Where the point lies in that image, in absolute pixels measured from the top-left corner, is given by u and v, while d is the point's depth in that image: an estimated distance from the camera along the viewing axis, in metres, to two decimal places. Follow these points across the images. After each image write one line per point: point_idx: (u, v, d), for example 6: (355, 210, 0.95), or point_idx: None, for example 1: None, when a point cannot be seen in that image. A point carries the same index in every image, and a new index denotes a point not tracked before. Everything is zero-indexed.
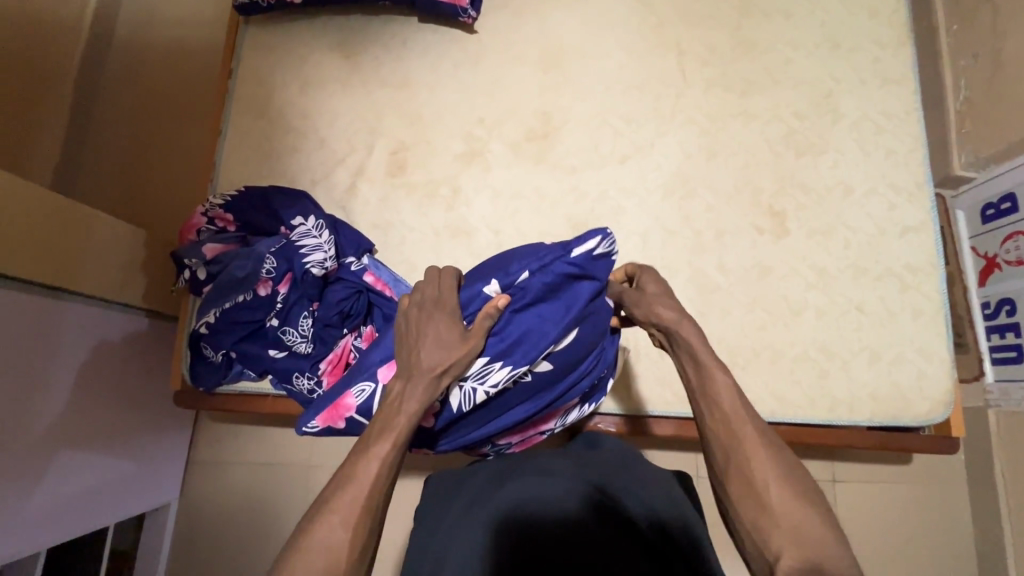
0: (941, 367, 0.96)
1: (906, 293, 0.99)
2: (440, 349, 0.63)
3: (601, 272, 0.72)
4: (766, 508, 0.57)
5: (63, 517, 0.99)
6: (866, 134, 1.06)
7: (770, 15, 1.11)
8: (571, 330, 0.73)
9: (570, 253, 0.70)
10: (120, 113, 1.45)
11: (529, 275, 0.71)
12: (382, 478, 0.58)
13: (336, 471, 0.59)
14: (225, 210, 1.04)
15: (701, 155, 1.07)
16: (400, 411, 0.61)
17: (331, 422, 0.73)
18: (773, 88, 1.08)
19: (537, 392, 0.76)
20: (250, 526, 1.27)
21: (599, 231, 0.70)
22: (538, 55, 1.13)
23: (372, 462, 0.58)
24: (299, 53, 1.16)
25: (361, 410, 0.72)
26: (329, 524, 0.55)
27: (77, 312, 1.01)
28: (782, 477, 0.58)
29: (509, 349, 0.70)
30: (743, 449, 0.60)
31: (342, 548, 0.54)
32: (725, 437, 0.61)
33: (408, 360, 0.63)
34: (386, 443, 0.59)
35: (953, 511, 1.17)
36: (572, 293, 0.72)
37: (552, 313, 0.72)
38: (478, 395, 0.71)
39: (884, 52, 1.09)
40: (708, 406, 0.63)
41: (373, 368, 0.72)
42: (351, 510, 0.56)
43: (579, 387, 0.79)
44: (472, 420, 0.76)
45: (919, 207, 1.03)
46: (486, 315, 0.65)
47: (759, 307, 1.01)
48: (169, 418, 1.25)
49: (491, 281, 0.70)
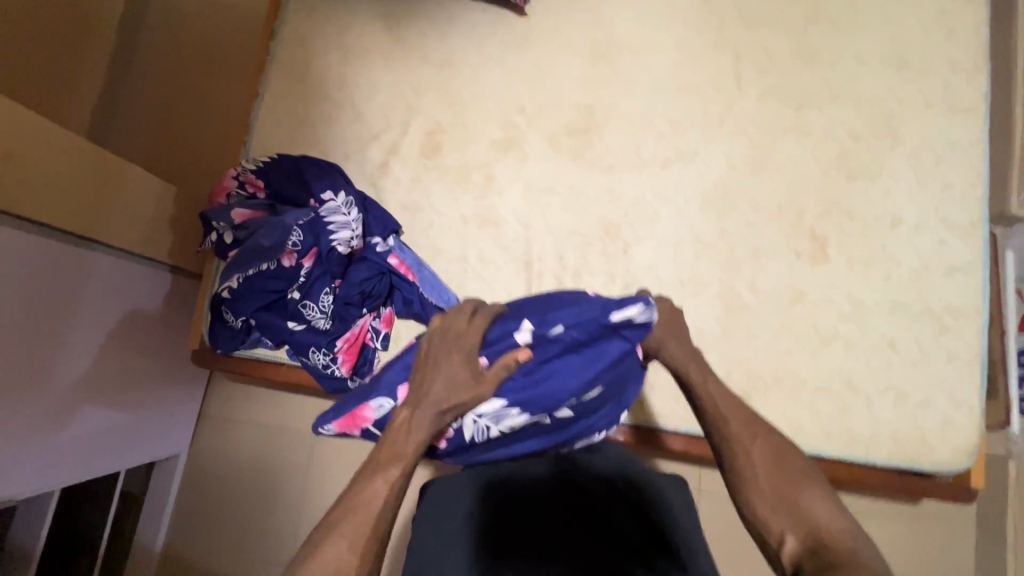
0: (969, 416, 0.93)
1: (943, 336, 0.95)
2: (454, 387, 0.59)
3: (635, 336, 0.64)
4: (758, 485, 0.56)
5: (78, 459, 1.03)
6: (924, 163, 1.00)
7: (838, 25, 1.05)
8: (595, 387, 0.66)
9: (607, 315, 0.62)
10: (157, 63, 1.45)
11: (563, 330, 0.63)
12: (386, 504, 0.57)
13: (344, 490, 0.58)
14: (256, 176, 1.04)
15: (747, 167, 1.03)
16: (407, 440, 0.59)
17: (347, 428, 0.69)
18: (831, 104, 1.03)
19: (550, 432, 0.71)
20: (254, 484, 1.30)
21: (642, 299, 0.62)
22: (589, 46, 1.09)
23: (380, 487, 0.57)
24: (344, 20, 1.13)
25: (378, 423, 0.68)
26: (335, 546, 0.54)
27: (103, 264, 1.02)
28: (771, 451, 0.58)
29: (525, 400, 0.63)
30: (732, 430, 0.59)
31: (346, 572, 0.53)
32: (712, 420, 0.61)
33: (419, 389, 0.60)
34: (393, 470, 0.58)
35: (958, 558, 1.15)
36: (600, 351, 0.65)
37: (577, 367, 0.65)
38: (491, 432, 0.66)
39: (956, 76, 1.02)
40: (694, 395, 0.63)
41: (393, 384, 0.67)
42: (358, 535, 0.55)
43: (593, 429, 0.73)
44: (480, 448, 0.70)
45: (970, 247, 0.97)
46: (504, 363, 0.60)
47: (787, 333, 0.98)
48: (185, 374, 1.27)
49: (523, 326, 0.63)
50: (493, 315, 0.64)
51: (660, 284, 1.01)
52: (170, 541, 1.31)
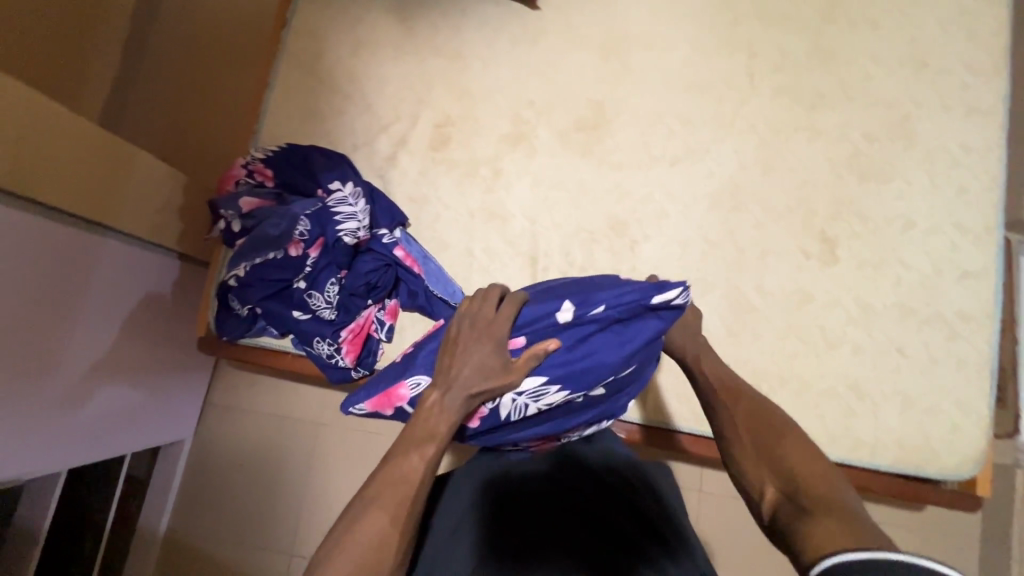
0: (977, 424, 0.92)
1: (953, 342, 0.94)
2: (487, 371, 0.59)
3: (671, 316, 0.65)
4: (742, 442, 0.61)
5: (84, 442, 1.04)
6: (939, 166, 0.99)
7: (855, 24, 1.03)
8: (628, 365, 0.69)
9: (650, 298, 0.63)
10: (170, 51, 1.45)
11: (604, 309, 0.64)
12: (424, 479, 0.59)
13: (381, 466, 0.60)
14: (265, 165, 1.04)
15: (757, 167, 1.01)
16: (440, 420, 0.60)
17: (380, 407, 0.70)
18: (846, 105, 1.01)
19: (575, 412, 0.74)
20: (257, 472, 1.31)
21: (683, 283, 0.63)
22: (600, 41, 1.08)
23: (415, 463, 0.59)
24: (356, 11, 1.13)
25: (412, 402, 0.69)
26: (376, 519, 0.56)
27: (114, 249, 1.03)
28: (758, 415, 0.62)
29: (563, 377, 0.65)
30: (728, 403, 0.65)
31: (388, 542, 0.56)
32: (711, 395, 0.67)
33: (448, 372, 0.61)
34: (427, 449, 0.59)
35: (961, 568, 1.13)
36: (636, 330, 0.66)
37: (614, 345, 0.66)
38: (529, 409, 0.67)
39: (975, 78, 1.00)
40: (697, 379, 0.70)
41: (427, 359, 0.68)
42: (397, 508, 0.57)
43: (611, 410, 0.78)
44: (510, 429, 0.72)
45: (983, 252, 0.96)
46: (532, 354, 0.61)
47: (793, 335, 0.97)
48: (192, 361, 1.28)
49: (563, 307, 0.65)
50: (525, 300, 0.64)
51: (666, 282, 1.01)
52: (173, 525, 1.32)
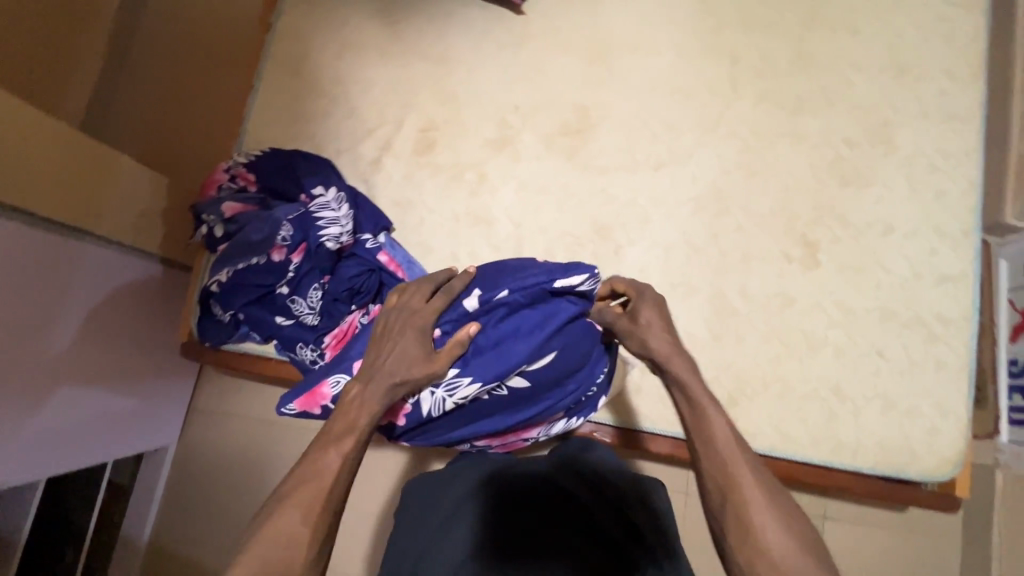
0: (956, 425, 0.93)
1: (933, 344, 0.95)
2: (407, 358, 0.66)
3: (584, 301, 0.76)
4: (761, 543, 0.54)
5: (63, 450, 1.03)
6: (918, 171, 1.00)
7: (836, 30, 1.04)
8: (549, 351, 0.74)
9: (551, 280, 0.74)
10: (153, 55, 1.44)
11: (509, 292, 0.73)
12: (342, 473, 0.60)
13: (298, 464, 0.61)
14: (248, 169, 1.04)
15: (740, 171, 1.02)
16: (361, 412, 0.63)
17: (308, 407, 0.76)
18: (827, 110, 1.02)
19: (510, 406, 0.77)
20: (242, 478, 1.30)
21: (587, 269, 0.75)
22: (585, 45, 1.08)
23: (331, 460, 0.60)
24: (340, 15, 1.13)
25: (336, 399, 0.76)
26: (289, 517, 0.57)
27: (92, 255, 1.02)
28: (780, 514, 0.55)
29: (479, 366, 0.71)
30: (740, 487, 0.57)
31: (295, 540, 0.56)
32: (720, 475, 0.58)
33: (371, 365, 0.66)
34: (348, 442, 0.62)
35: (942, 566, 1.15)
36: (545, 311, 0.74)
37: (526, 332, 0.73)
38: (447, 403, 0.72)
39: (953, 83, 1.02)
40: (703, 442, 0.60)
41: (348, 359, 0.76)
42: (308, 508, 0.58)
43: (557, 406, 0.80)
44: (442, 425, 0.78)
45: (961, 256, 0.97)
46: (458, 342, 0.69)
47: (776, 339, 0.97)
48: (175, 367, 1.27)
49: (471, 295, 0.73)
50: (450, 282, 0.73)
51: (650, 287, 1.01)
52: (157, 532, 1.31)
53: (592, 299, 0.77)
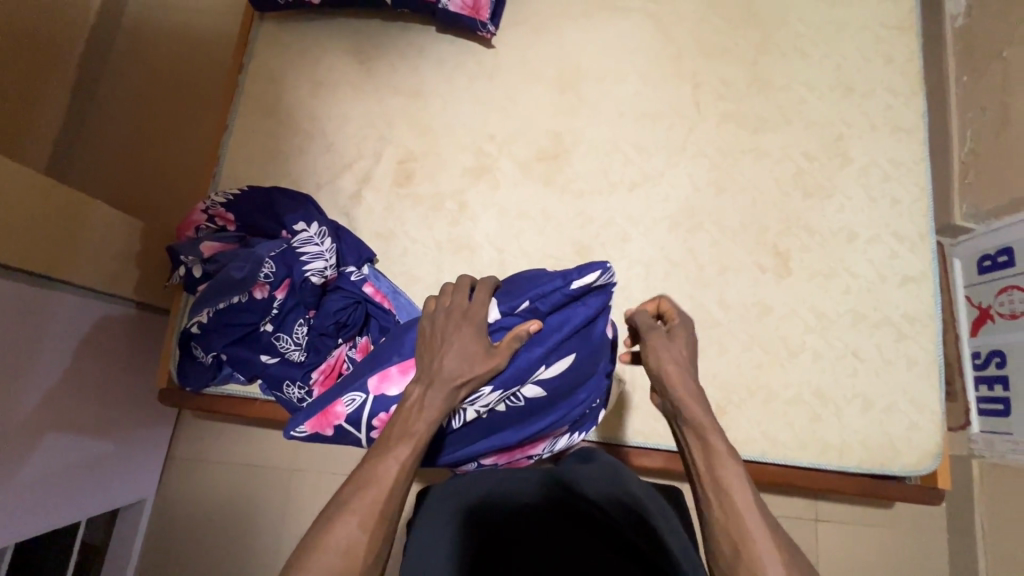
0: (931, 419, 0.97)
1: (902, 342, 1.00)
2: (461, 359, 0.66)
3: (596, 300, 0.77)
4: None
5: (35, 513, 0.97)
6: (872, 180, 1.07)
7: (786, 53, 1.12)
8: (565, 356, 0.75)
9: (569, 284, 0.74)
10: (121, 98, 1.43)
11: (531, 304, 0.74)
12: (399, 480, 0.61)
13: (355, 470, 0.61)
14: (226, 209, 1.03)
15: (710, 188, 1.07)
16: (419, 418, 0.64)
17: (320, 428, 0.75)
18: (786, 127, 1.09)
19: (525, 416, 0.78)
20: (227, 526, 1.25)
21: (599, 265, 0.75)
22: (554, 75, 1.13)
23: (392, 466, 0.61)
24: (314, 53, 1.15)
25: (350, 418, 0.74)
26: (347, 524, 0.57)
27: (65, 304, 0.98)
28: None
29: (505, 376, 0.71)
30: (753, 539, 0.57)
31: (357, 547, 0.57)
32: (733, 526, 0.58)
33: (431, 367, 0.66)
34: (406, 448, 0.62)
35: (930, 558, 1.18)
36: (568, 317, 0.76)
37: (544, 338, 0.74)
38: (470, 413, 0.74)
39: (896, 99, 1.10)
40: (716, 488, 0.60)
41: (364, 378, 0.75)
42: (370, 513, 0.58)
43: (568, 416, 0.80)
44: (458, 438, 0.78)
45: (920, 257, 1.03)
46: (516, 336, 0.69)
47: (757, 346, 1.01)
48: (152, 414, 1.22)
49: (492, 308, 0.73)
50: (490, 288, 0.72)
51: (634, 302, 1.04)
52: None
53: (609, 297, 0.79)
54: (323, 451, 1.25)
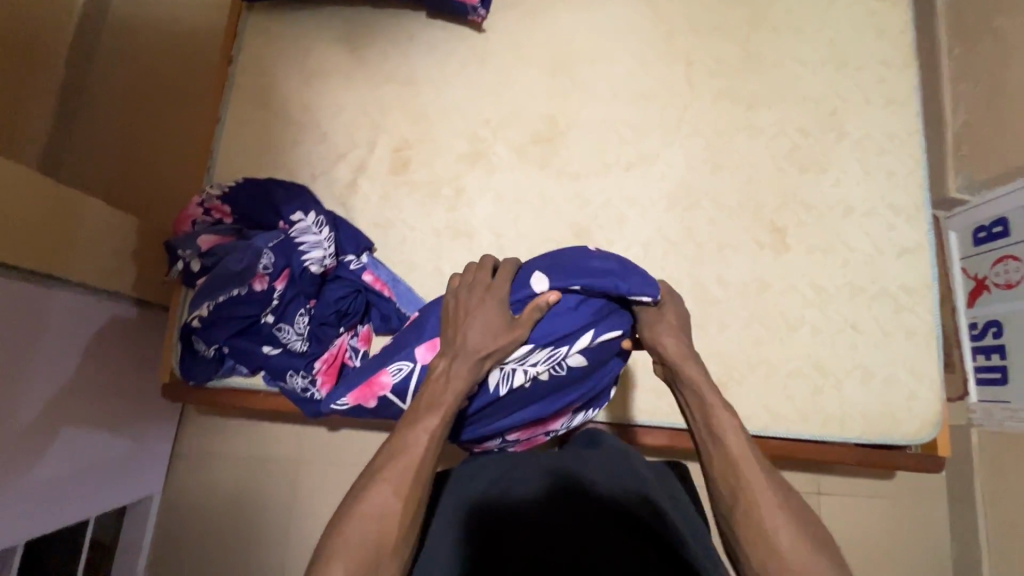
0: (930, 387, 0.98)
1: (900, 314, 1.01)
2: (485, 333, 0.66)
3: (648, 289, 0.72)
4: (777, 555, 0.57)
5: (41, 512, 0.96)
6: (868, 153, 1.07)
7: (779, 29, 1.11)
8: (611, 330, 0.75)
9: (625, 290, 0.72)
10: (112, 97, 1.41)
11: (581, 287, 0.72)
12: (430, 448, 0.62)
13: (386, 441, 0.63)
14: (223, 201, 1.03)
15: (706, 166, 1.07)
16: (446, 389, 0.64)
17: (362, 399, 0.80)
18: (779, 103, 1.09)
19: (558, 388, 0.78)
20: (235, 519, 1.25)
21: (650, 292, 0.72)
22: (546, 58, 1.12)
23: (421, 436, 0.62)
24: (304, 43, 1.14)
25: (394, 388, 0.78)
26: (381, 492, 0.59)
27: (64, 302, 0.98)
28: (796, 528, 0.58)
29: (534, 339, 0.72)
30: (752, 489, 0.60)
31: (392, 512, 0.58)
32: (729, 474, 0.61)
33: (456, 341, 0.66)
34: (434, 417, 0.63)
35: (931, 527, 1.20)
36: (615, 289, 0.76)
37: (580, 317, 0.73)
38: (517, 376, 0.74)
39: (889, 71, 1.10)
40: (714, 446, 0.64)
41: (410, 349, 0.77)
42: (402, 480, 0.60)
43: (593, 389, 0.81)
44: (492, 411, 0.78)
45: (916, 229, 1.04)
46: (535, 307, 0.69)
47: (757, 322, 1.01)
48: (156, 411, 1.22)
49: (537, 278, 0.72)
50: (515, 268, 0.72)
51: None
52: None
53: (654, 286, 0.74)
54: (328, 443, 1.26)
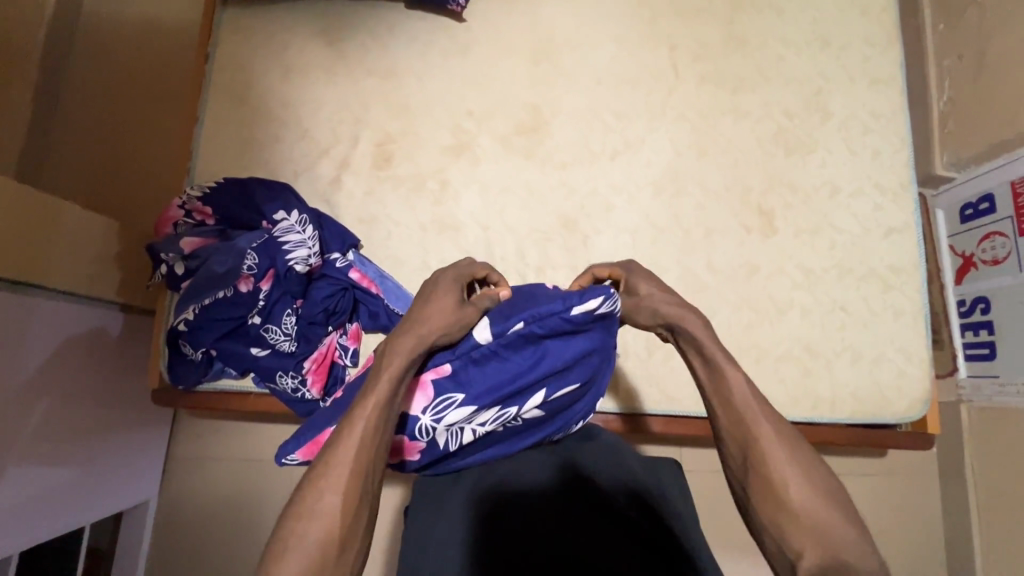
0: (918, 365, 0.99)
1: (888, 294, 1.01)
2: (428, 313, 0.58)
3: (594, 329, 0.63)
4: (786, 506, 0.52)
5: (36, 517, 0.95)
6: (854, 133, 1.06)
7: (762, 10, 1.10)
8: (572, 380, 0.65)
9: (568, 310, 0.60)
10: (88, 101, 1.39)
11: (524, 326, 0.60)
12: (367, 439, 0.53)
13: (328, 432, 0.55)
14: (204, 203, 1.01)
15: (692, 152, 1.06)
16: (382, 371, 0.55)
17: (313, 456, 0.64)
18: (764, 85, 1.08)
19: (519, 432, 0.70)
20: (232, 520, 1.25)
21: (602, 291, 0.60)
22: (528, 46, 1.10)
23: (358, 423, 0.53)
24: (280, 38, 1.12)
25: None
26: (316, 487, 0.52)
27: (48, 309, 0.96)
28: (812, 479, 0.53)
29: (479, 388, 0.62)
30: (760, 441, 0.55)
31: (331, 509, 0.51)
32: (739, 431, 0.56)
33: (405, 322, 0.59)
34: (368, 402, 0.54)
35: (922, 502, 1.22)
36: (570, 344, 0.63)
37: (529, 360, 0.62)
38: (466, 433, 0.66)
39: (873, 50, 1.09)
40: (720, 400, 0.58)
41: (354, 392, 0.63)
42: (339, 474, 0.52)
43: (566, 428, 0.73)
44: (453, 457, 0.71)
45: (901, 208, 1.04)
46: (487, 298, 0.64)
47: (747, 307, 1.01)
48: (147, 415, 1.22)
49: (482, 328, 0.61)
50: (470, 266, 0.68)
51: None
52: None
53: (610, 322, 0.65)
54: None
